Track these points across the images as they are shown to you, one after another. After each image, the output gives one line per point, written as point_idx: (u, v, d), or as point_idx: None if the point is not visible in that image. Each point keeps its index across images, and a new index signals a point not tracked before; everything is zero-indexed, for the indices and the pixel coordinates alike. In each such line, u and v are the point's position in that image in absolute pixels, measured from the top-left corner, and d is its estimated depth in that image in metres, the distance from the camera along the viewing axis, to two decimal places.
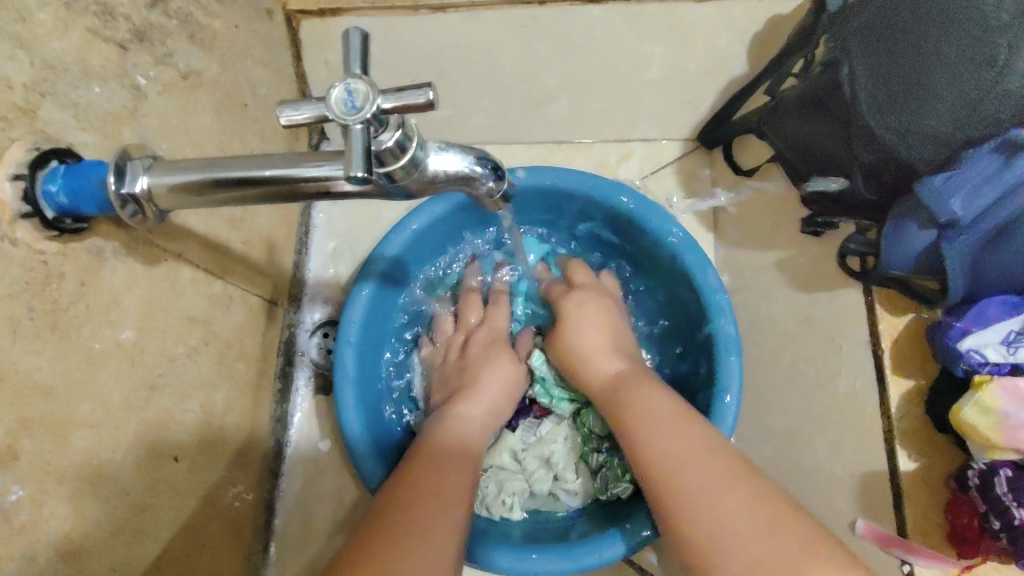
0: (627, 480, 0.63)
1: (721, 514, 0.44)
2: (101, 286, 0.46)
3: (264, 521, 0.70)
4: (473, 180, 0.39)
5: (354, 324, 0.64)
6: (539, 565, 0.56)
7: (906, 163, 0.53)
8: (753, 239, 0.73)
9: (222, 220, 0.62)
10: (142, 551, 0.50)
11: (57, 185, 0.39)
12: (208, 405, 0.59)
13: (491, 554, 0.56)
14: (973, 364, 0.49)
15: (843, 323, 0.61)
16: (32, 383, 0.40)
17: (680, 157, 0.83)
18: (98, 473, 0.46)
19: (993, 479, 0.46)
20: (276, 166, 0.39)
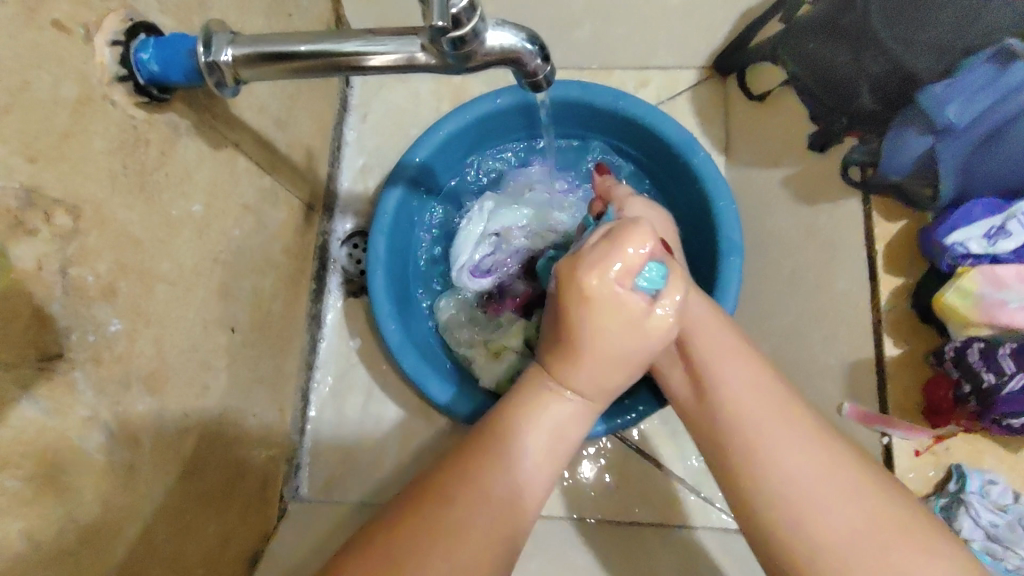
0: None
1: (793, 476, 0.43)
2: (177, 158, 0.51)
3: (300, 406, 0.77)
4: (523, 56, 0.43)
5: (387, 215, 0.70)
6: None
7: (910, 73, 0.57)
8: (760, 159, 0.78)
9: (270, 119, 0.66)
10: (205, 403, 0.56)
11: (150, 54, 0.44)
12: (258, 288, 0.65)
13: None
14: (957, 257, 0.55)
15: (839, 230, 0.66)
16: (126, 232, 0.46)
17: (696, 84, 0.86)
18: (176, 324, 0.52)
19: (967, 351, 0.52)
20: (313, 42, 0.44)
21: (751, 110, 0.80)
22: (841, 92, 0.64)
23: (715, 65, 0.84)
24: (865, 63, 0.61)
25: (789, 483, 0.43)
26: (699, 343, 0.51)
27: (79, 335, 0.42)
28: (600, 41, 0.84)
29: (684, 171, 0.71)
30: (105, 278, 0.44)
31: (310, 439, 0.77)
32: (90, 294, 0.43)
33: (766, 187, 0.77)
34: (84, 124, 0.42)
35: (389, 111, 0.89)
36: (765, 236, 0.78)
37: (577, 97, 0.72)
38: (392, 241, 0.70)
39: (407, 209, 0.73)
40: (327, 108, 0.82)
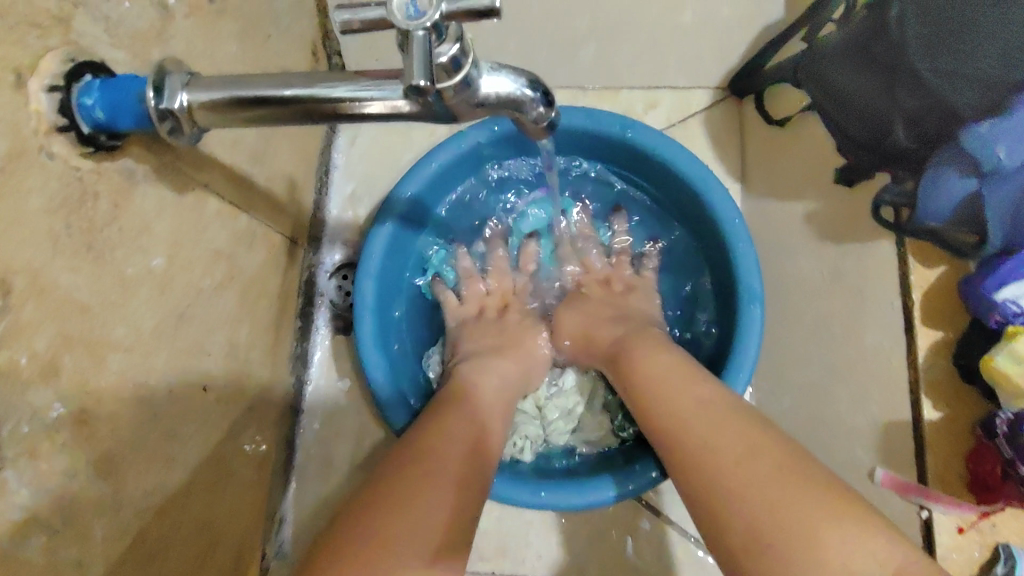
0: None
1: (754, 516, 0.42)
2: (133, 209, 0.45)
3: (283, 457, 0.71)
4: (523, 104, 0.38)
5: (376, 257, 0.64)
6: (549, 501, 0.57)
7: (952, 109, 0.51)
8: (780, 190, 0.72)
9: (247, 152, 0.61)
10: (172, 474, 0.51)
11: (94, 98, 0.38)
12: (234, 338, 0.60)
13: (506, 488, 0.57)
14: (1007, 314, 0.49)
15: (870, 274, 0.60)
16: (71, 300, 0.40)
17: (709, 106, 0.80)
18: (134, 393, 0.46)
19: (1022, 426, 0.46)
20: (295, 86, 0.38)
21: (769, 137, 0.74)
22: (874, 125, 0.58)
23: (732, 86, 0.78)
24: (900, 96, 0.55)
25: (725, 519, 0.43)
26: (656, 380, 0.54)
27: (11, 427, 0.36)
28: (605, 61, 0.78)
29: (700, 207, 0.65)
30: (45, 355, 0.38)
31: (294, 492, 0.72)
32: (24, 378, 0.37)
33: (787, 221, 0.71)
34: (15, 183, 0.36)
35: (379, 135, 0.83)
36: (786, 274, 0.72)
37: (582, 127, 0.66)
38: (380, 285, 0.65)
39: (397, 248, 0.67)
40: (312, 133, 0.76)
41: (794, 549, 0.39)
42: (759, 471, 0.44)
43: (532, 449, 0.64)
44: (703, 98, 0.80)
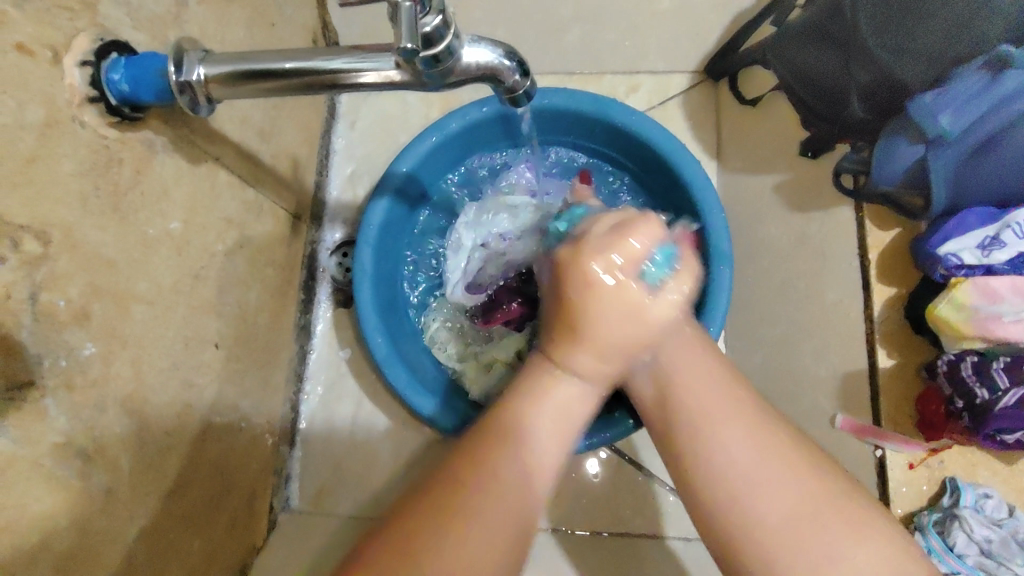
0: None
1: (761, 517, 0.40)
2: (153, 176, 0.50)
3: (289, 419, 0.76)
4: (500, 72, 0.42)
5: (374, 227, 0.69)
6: None
7: (900, 82, 0.56)
8: (752, 165, 0.76)
9: (254, 131, 0.65)
10: (188, 424, 0.56)
11: (120, 74, 0.43)
12: (243, 303, 0.64)
13: None
14: (949, 267, 0.54)
15: (831, 238, 0.65)
16: (100, 255, 0.45)
17: (688, 89, 0.83)
18: (153, 344, 0.51)
19: (961, 365, 0.51)
20: (298, 60, 0.43)
21: (744, 115, 0.79)
22: (831, 99, 0.63)
23: (706, 70, 0.82)
24: (854, 72, 0.59)
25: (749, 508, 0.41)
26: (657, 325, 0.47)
27: (50, 361, 0.41)
28: (590, 46, 0.83)
29: (673, 179, 0.69)
30: (78, 302, 0.43)
31: (299, 452, 0.77)
32: (60, 320, 0.42)
33: (757, 193, 0.76)
34: (50, 148, 0.41)
35: (377, 120, 0.88)
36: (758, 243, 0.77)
37: (563, 105, 0.71)
38: (378, 254, 0.69)
39: (394, 220, 0.72)
40: (313, 116, 0.81)
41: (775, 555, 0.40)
42: (756, 462, 0.42)
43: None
44: (683, 80, 0.83)
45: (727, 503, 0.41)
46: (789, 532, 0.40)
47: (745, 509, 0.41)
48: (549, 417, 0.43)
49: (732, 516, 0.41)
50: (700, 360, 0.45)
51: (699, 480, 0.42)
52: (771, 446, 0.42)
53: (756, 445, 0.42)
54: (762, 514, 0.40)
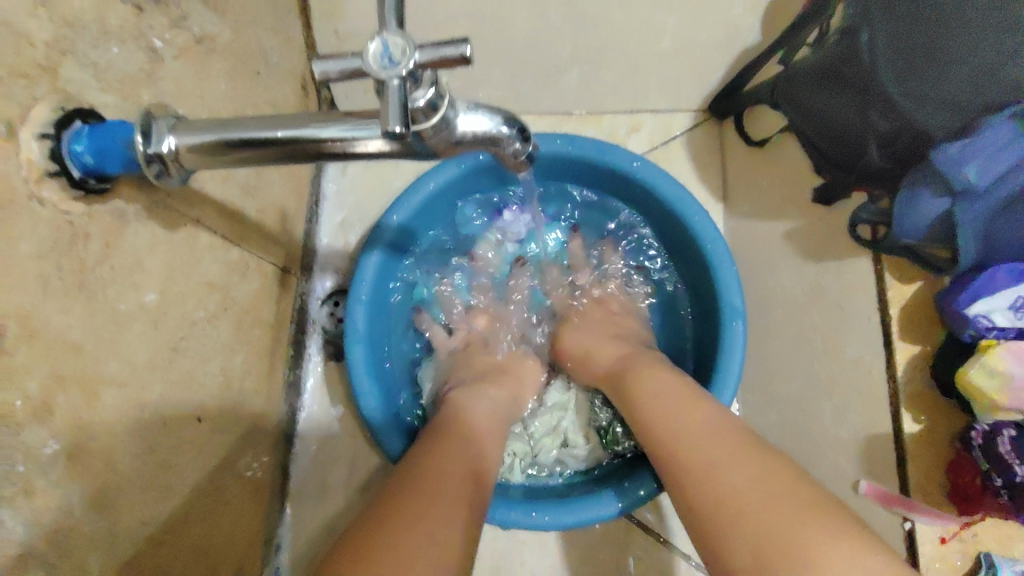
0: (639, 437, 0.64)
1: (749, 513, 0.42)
2: (124, 248, 0.46)
3: (279, 483, 0.72)
4: (500, 141, 0.39)
5: (365, 284, 0.65)
6: (540, 521, 0.57)
7: (923, 132, 0.52)
8: (761, 209, 0.73)
9: (238, 185, 0.62)
10: (167, 508, 0.52)
11: (83, 145, 0.39)
12: (228, 367, 0.61)
13: (495, 507, 0.58)
14: (980, 330, 0.51)
15: (849, 291, 0.62)
16: (63, 340, 0.41)
17: (691, 128, 0.82)
18: (125, 430, 0.47)
19: (996, 439, 0.47)
20: (287, 127, 0.39)
21: (750, 157, 0.76)
22: (848, 145, 0.59)
23: (711, 108, 0.80)
24: (872, 118, 0.56)
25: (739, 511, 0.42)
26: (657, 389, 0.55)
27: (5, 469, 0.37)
28: (591, 85, 0.80)
29: (681, 228, 0.66)
30: (38, 397, 0.39)
31: (290, 517, 0.72)
32: (17, 420, 0.38)
33: (768, 239, 0.73)
34: (7, 231, 0.37)
35: (369, 162, 0.84)
36: (770, 291, 0.74)
37: (563, 151, 0.67)
38: (371, 312, 0.66)
39: (387, 275, 0.68)
40: (303, 162, 0.77)
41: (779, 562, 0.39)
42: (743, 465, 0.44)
43: (521, 466, 0.66)
44: (686, 118, 0.82)
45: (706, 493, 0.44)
46: (719, 484, 0.44)
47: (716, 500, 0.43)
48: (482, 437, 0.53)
49: (707, 505, 0.44)
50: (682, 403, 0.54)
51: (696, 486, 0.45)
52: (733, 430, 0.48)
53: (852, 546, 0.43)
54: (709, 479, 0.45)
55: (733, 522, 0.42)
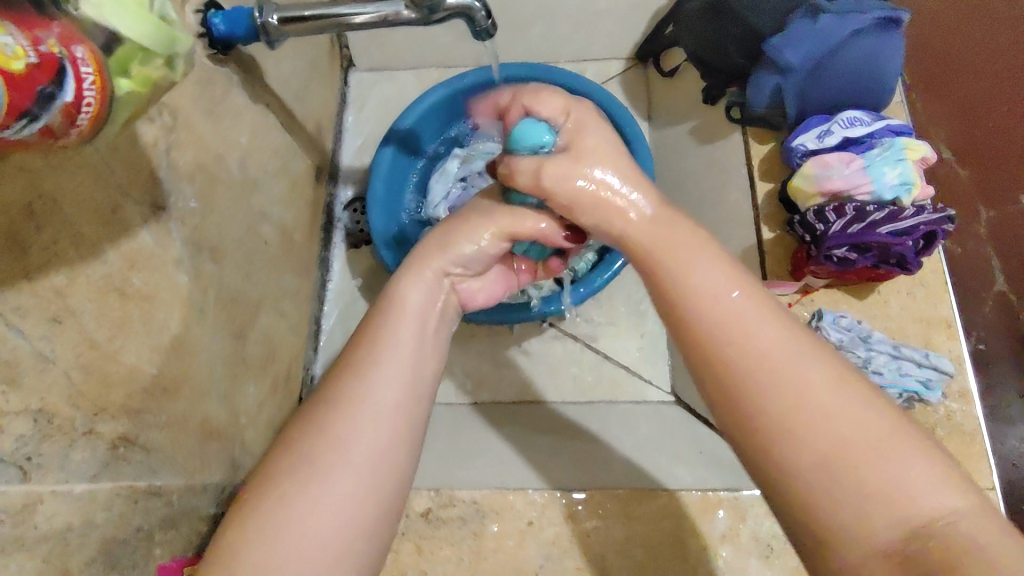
0: (585, 259, 0.89)
1: (836, 433, 0.39)
2: (230, 100, 0.71)
3: (312, 329, 0.93)
4: (473, 10, 0.64)
5: (382, 167, 0.89)
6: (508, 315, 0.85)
7: (758, 33, 0.80)
8: (672, 119, 0.98)
9: (290, 92, 0.87)
10: (246, 291, 0.73)
11: (218, 19, 0.64)
12: (284, 217, 0.84)
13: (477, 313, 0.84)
14: (799, 155, 0.74)
15: (725, 157, 0.86)
16: (199, 142, 0.64)
17: (624, 71, 1.08)
18: (226, 219, 0.70)
19: (807, 214, 0.69)
20: (312, 9, 0.66)
21: (665, 84, 1.02)
22: (712, 54, 0.85)
23: (637, 54, 1.06)
24: (727, 30, 0.82)
25: (814, 432, 0.39)
26: (718, 303, 0.45)
27: (171, 199, 0.60)
28: (546, 39, 1.07)
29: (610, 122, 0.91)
30: (190, 168, 0.63)
31: (320, 357, 0.94)
32: (179, 176, 0.61)
33: (675, 140, 0.98)
34: None
35: (379, 104, 1.10)
36: (671, 177, 0.98)
37: (525, 75, 0.92)
38: (386, 186, 0.90)
39: (397, 166, 0.92)
40: (330, 98, 1.03)
41: (846, 492, 0.38)
42: (811, 389, 0.41)
43: None
44: (620, 64, 1.08)
45: (765, 418, 0.41)
46: (807, 411, 0.40)
47: (789, 440, 0.40)
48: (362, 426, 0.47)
49: (776, 443, 0.40)
50: (760, 316, 0.44)
51: (777, 444, 0.40)
52: (807, 349, 0.43)
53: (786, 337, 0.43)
54: (788, 392, 0.41)
55: (799, 439, 0.40)
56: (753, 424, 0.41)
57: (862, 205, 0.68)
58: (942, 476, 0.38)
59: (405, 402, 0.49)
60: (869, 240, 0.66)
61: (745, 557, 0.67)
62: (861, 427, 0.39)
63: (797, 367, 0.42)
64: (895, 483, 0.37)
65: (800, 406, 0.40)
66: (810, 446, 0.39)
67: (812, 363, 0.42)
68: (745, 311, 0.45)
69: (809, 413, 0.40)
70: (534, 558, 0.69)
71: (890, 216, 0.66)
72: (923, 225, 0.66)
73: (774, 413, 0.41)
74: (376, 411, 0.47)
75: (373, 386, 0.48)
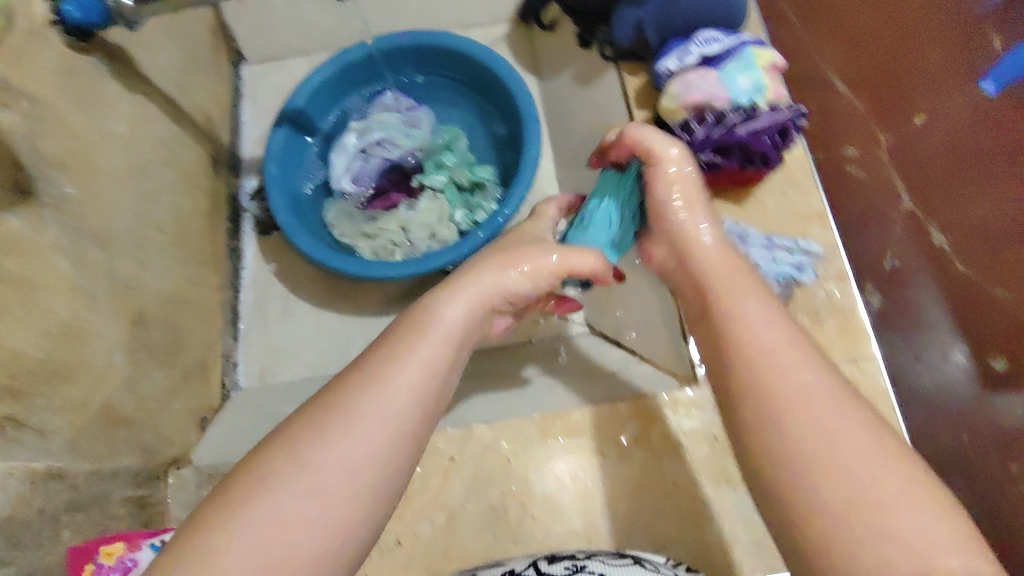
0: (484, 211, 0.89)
1: (861, 474, 0.38)
2: (101, 90, 0.71)
3: (229, 317, 0.94)
4: None
5: (273, 148, 0.90)
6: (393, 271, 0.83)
7: None
8: (557, 70, 1.02)
9: (171, 84, 0.87)
10: (143, 277, 0.74)
11: (70, 6, 0.63)
12: (177, 206, 0.84)
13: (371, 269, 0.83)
14: (664, 77, 0.77)
15: (602, 94, 0.90)
16: (69, 130, 0.65)
17: (508, 33, 1.11)
18: (111, 207, 0.70)
19: (676, 129, 0.74)
20: None
21: (545, 37, 1.05)
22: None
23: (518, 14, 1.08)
24: None
25: (843, 470, 0.38)
26: (764, 340, 0.45)
27: (42, 184, 0.60)
28: (429, 10, 1.09)
29: (490, 74, 0.92)
30: (63, 154, 0.63)
31: (243, 343, 0.95)
32: (49, 163, 0.61)
33: (561, 89, 1.01)
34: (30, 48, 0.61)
35: (272, 94, 1.11)
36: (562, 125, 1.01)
37: (403, 41, 0.93)
38: (281, 167, 0.90)
39: (292, 147, 0.93)
40: (220, 90, 1.03)
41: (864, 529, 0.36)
42: (844, 429, 0.40)
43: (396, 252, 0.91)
44: (504, 27, 1.11)
45: (800, 454, 0.39)
46: (830, 446, 0.39)
47: (814, 474, 0.38)
48: (344, 458, 0.40)
49: (806, 480, 0.38)
50: (805, 361, 0.43)
51: (808, 483, 0.38)
52: (845, 399, 0.41)
53: (830, 384, 0.42)
54: (816, 429, 0.40)
55: (830, 473, 0.38)
56: (778, 455, 0.40)
57: (722, 111, 0.71)
58: (963, 534, 0.36)
59: (394, 434, 0.42)
60: (729, 142, 0.71)
61: (658, 456, 0.68)
62: (888, 472, 0.38)
63: (829, 406, 0.41)
64: (920, 533, 0.35)
65: (834, 440, 0.39)
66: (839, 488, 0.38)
67: (843, 423, 0.40)
68: (789, 355, 0.44)
69: (839, 452, 0.39)
70: (456, 493, 0.69)
71: (746, 117, 0.71)
72: (777, 120, 0.71)
73: (806, 448, 0.39)
74: (357, 464, 0.40)
75: (363, 408, 0.42)
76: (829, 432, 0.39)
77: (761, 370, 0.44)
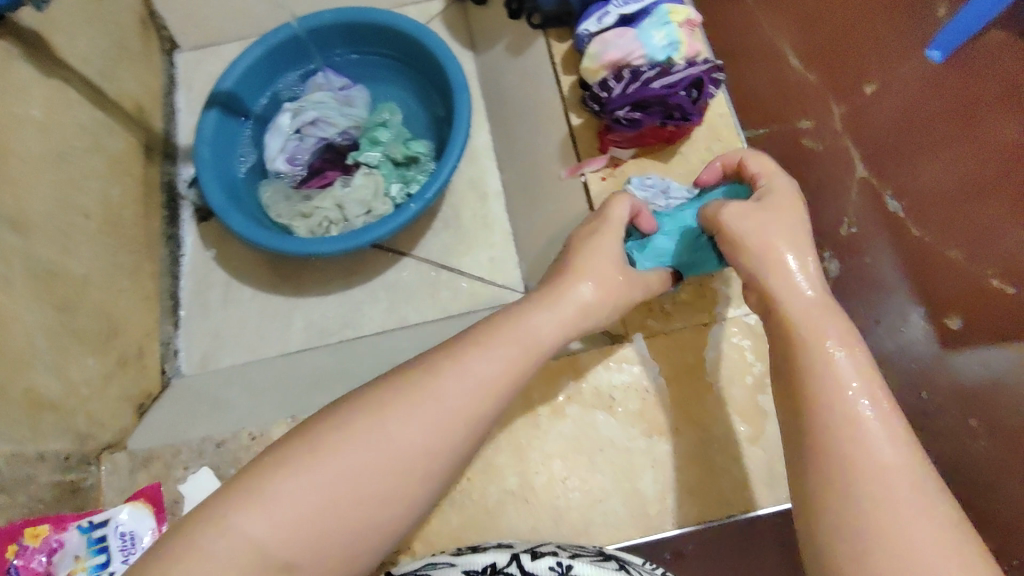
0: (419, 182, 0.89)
1: (894, 511, 0.40)
2: (12, 73, 0.70)
3: (168, 305, 0.93)
4: None
5: (204, 131, 0.89)
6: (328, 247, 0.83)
7: None
8: (490, 43, 1.02)
9: (95, 71, 0.86)
10: (69, 264, 0.73)
11: None
12: (107, 194, 0.83)
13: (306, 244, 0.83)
14: (585, 38, 0.78)
15: (531, 63, 0.90)
16: None
17: (443, 10, 1.11)
18: (28, 191, 0.69)
19: (594, 87, 0.74)
20: None
21: (478, 12, 1.05)
22: None
23: None
24: None
25: (882, 503, 0.40)
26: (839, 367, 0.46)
27: None
28: None
29: (421, 47, 0.92)
30: None
31: (183, 331, 0.95)
32: None
33: (495, 62, 1.01)
34: None
35: (207, 80, 1.09)
36: (497, 98, 1.01)
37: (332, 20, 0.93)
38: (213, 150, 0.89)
39: (223, 130, 0.92)
40: (152, 79, 1.01)
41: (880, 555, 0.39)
42: (888, 465, 0.41)
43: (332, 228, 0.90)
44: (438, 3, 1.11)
45: (838, 465, 0.42)
46: (873, 478, 0.41)
47: (854, 499, 0.41)
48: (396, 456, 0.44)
49: (839, 494, 0.41)
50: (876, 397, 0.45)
51: (838, 501, 0.41)
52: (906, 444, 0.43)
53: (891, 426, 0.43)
54: (864, 455, 0.42)
55: (863, 497, 0.41)
56: (816, 464, 0.43)
57: (638, 67, 0.73)
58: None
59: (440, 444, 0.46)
60: (646, 97, 0.72)
61: (593, 410, 0.66)
62: (912, 513, 0.40)
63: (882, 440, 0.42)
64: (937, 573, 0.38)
65: (877, 473, 0.41)
66: (867, 516, 0.40)
67: (889, 461, 0.41)
68: (866, 390, 0.45)
69: (879, 485, 0.41)
70: None
71: (661, 73, 0.72)
72: (692, 75, 0.72)
73: (847, 468, 0.42)
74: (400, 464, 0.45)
75: (423, 415, 0.46)
76: (875, 464, 0.41)
77: (826, 388, 0.45)
